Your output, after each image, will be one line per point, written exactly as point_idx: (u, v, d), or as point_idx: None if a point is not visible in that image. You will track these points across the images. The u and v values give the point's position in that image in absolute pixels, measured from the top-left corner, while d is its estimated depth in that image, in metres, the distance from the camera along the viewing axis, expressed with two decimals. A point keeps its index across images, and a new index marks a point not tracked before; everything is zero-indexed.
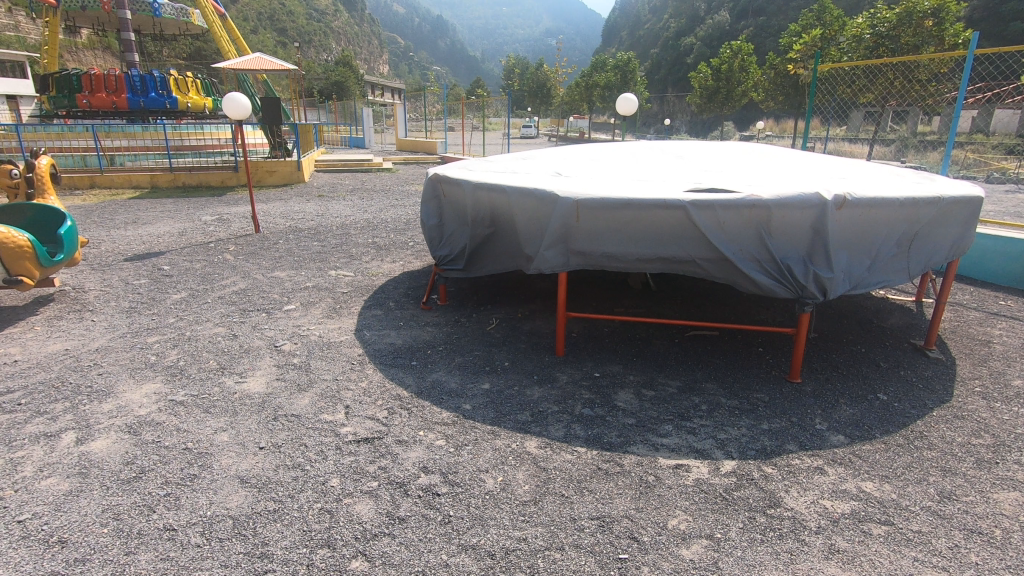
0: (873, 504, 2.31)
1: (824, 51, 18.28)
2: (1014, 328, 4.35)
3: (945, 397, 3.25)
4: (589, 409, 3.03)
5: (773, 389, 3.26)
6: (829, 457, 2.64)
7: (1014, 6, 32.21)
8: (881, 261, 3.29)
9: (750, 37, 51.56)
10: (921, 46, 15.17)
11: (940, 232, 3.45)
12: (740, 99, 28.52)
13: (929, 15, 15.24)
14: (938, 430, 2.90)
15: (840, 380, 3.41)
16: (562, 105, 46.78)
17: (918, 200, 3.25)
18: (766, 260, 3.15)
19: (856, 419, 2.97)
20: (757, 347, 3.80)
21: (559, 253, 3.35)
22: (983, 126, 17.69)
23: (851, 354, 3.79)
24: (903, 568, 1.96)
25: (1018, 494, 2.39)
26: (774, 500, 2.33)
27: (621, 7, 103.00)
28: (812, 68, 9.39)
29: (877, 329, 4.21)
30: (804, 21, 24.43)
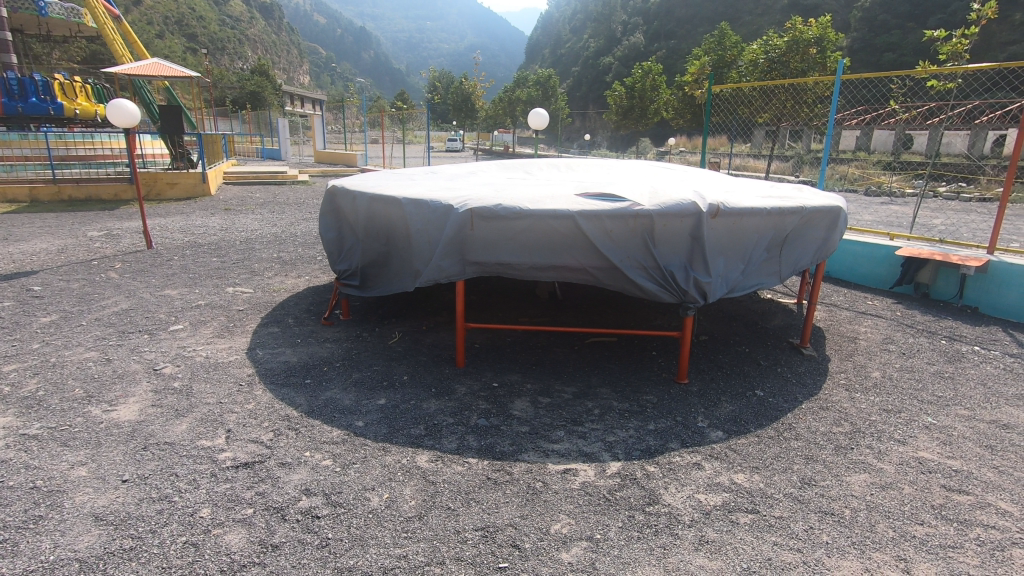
0: (743, 495, 2.46)
1: (725, 75, 19.71)
2: (877, 325, 4.81)
3: (813, 390, 3.55)
4: (484, 419, 3.04)
5: (662, 391, 3.42)
6: (708, 452, 2.78)
7: (885, 40, 36.26)
8: (754, 266, 3.55)
9: (663, 59, 54.37)
10: (808, 71, 16.65)
11: (806, 239, 3.77)
12: (653, 117, 30.07)
13: (814, 43, 16.70)
14: (806, 421, 3.14)
15: (723, 379, 3.62)
16: (487, 120, 47.39)
17: (783, 210, 3.55)
18: (651, 267, 3.30)
19: (735, 415, 3.16)
20: (650, 351, 3.98)
21: (454, 263, 3.34)
22: (863, 145, 19.60)
23: (735, 354, 4.04)
24: (763, 553, 2.10)
25: (867, 476, 2.63)
26: (653, 497, 2.42)
27: (543, 27, 106.23)
28: (707, 90, 9.89)
29: (760, 329, 4.54)
30: (708, 45, 26.06)
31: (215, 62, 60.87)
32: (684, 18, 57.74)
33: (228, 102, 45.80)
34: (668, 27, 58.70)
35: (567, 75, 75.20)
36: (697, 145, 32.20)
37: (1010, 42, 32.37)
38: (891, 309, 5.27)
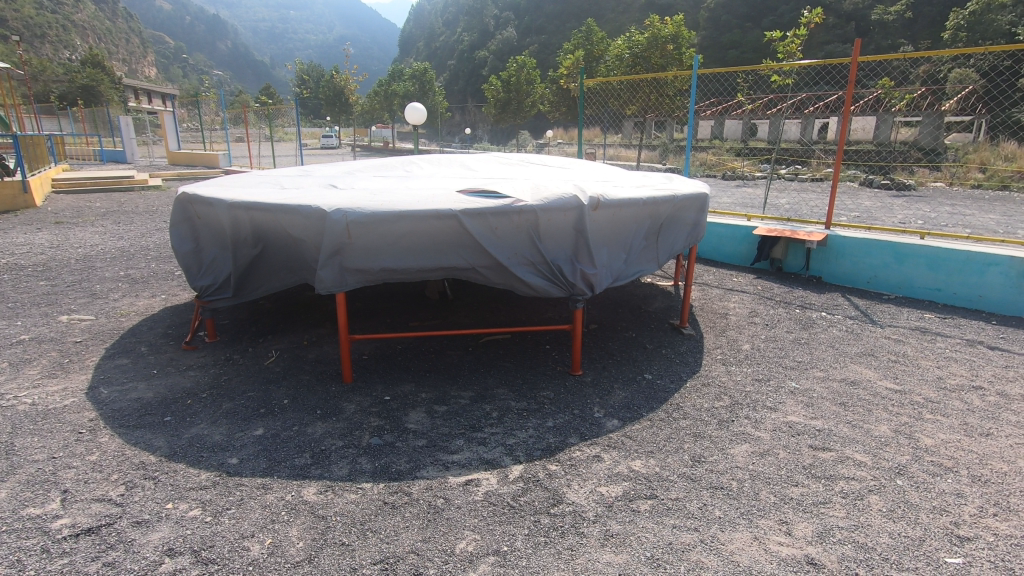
0: (642, 481, 2.51)
1: (594, 69, 20.59)
2: (743, 300, 5.24)
3: (694, 368, 3.76)
4: (377, 437, 2.84)
5: (558, 385, 3.43)
6: (605, 443, 2.83)
7: (728, 39, 40.17)
8: (634, 254, 3.69)
9: (535, 53, 55.74)
10: (667, 66, 17.88)
11: (679, 225, 3.99)
12: (530, 110, 30.74)
13: (670, 40, 17.91)
14: (691, 400, 3.30)
15: (614, 366, 3.72)
16: (363, 115, 45.64)
17: (658, 199, 3.70)
18: (538, 262, 3.30)
19: (627, 401, 3.26)
20: (543, 345, 3.99)
21: (333, 273, 3.08)
22: (718, 134, 21.52)
23: (623, 340, 4.18)
24: (665, 539, 2.15)
25: (748, 445, 2.82)
26: (557, 497, 2.40)
27: (415, 19, 104.34)
28: (580, 83, 10.18)
29: (644, 313, 4.75)
30: (576, 39, 27.05)
31: (32, 51, 52.52)
32: (552, 14, 59.59)
33: (53, 98, 39.73)
34: (538, 23, 60.33)
35: (442, 68, 74.53)
36: (574, 136, 33.45)
37: (826, 41, 37.27)
38: (753, 284, 5.77)
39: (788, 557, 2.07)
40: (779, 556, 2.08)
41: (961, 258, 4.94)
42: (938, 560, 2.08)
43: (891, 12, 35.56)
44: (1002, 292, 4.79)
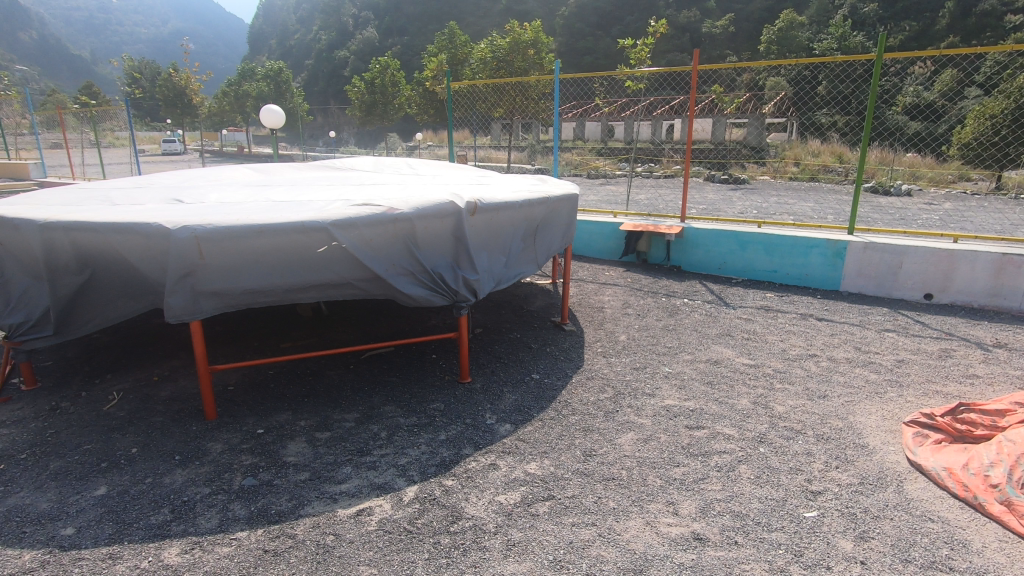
0: (538, 483, 2.53)
1: (460, 72, 20.67)
2: (616, 293, 5.54)
3: (579, 363, 3.89)
4: (252, 477, 2.55)
5: (447, 395, 3.35)
6: (500, 449, 2.81)
7: (583, 45, 42.58)
8: (513, 257, 3.74)
9: (398, 54, 54.76)
10: (529, 69, 18.45)
11: (553, 225, 4.11)
12: (397, 112, 30.12)
13: (531, 45, 18.52)
14: (578, 395, 3.41)
15: (502, 369, 3.72)
16: (211, 117, 41.59)
17: (532, 201, 3.77)
18: (418, 271, 3.21)
19: (518, 404, 3.27)
20: (429, 355, 3.89)
21: (185, 299, 2.71)
22: (580, 135, 22.71)
23: (509, 342, 4.21)
24: (565, 540, 2.17)
25: (633, 432, 2.97)
26: (456, 513, 2.33)
27: (264, 14, 97.35)
28: (445, 86, 10.14)
29: (526, 314, 4.82)
30: (439, 41, 26.94)
31: None
32: (413, 16, 58.97)
33: None
34: (399, 24, 59.34)
35: (299, 68, 70.48)
36: (443, 139, 33.34)
37: (666, 51, 41.01)
38: (624, 277, 6.14)
39: (676, 537, 2.20)
40: (669, 537, 2.20)
41: (790, 243, 5.66)
42: (798, 516, 2.33)
43: (717, 27, 40.16)
44: (823, 270, 5.56)
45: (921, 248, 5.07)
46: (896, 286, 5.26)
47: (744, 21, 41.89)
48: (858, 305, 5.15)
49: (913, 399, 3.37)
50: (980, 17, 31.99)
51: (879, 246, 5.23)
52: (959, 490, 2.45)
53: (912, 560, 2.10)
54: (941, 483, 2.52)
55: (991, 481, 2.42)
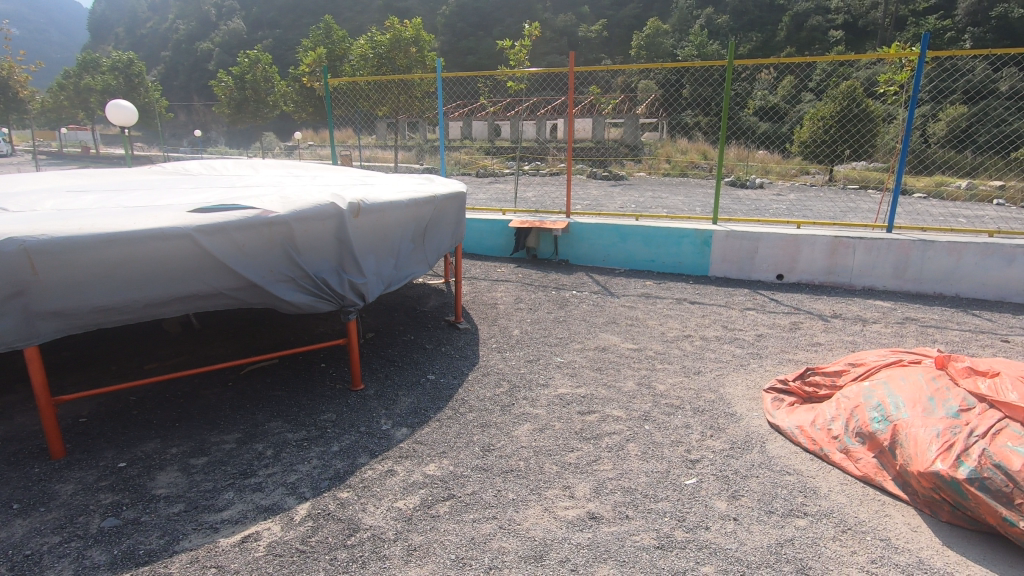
0: (437, 484, 2.51)
1: (339, 69, 19.81)
2: (508, 289, 5.64)
3: (474, 360, 3.91)
4: (113, 517, 2.27)
5: (339, 404, 3.22)
6: (397, 454, 2.75)
7: (465, 44, 42.70)
8: (402, 259, 3.67)
9: (269, 48, 51.32)
10: (412, 68, 18.14)
11: (442, 224, 4.09)
12: (271, 110, 28.26)
13: (412, 43, 18.21)
14: (474, 392, 3.43)
15: (396, 373, 3.64)
16: (44, 113, 36.17)
17: (419, 201, 3.71)
18: (299, 278, 3.04)
19: (414, 406, 3.22)
20: (317, 364, 3.70)
21: (16, 322, 2.34)
22: (467, 134, 22.79)
23: (402, 344, 4.12)
24: (467, 537, 2.17)
25: (529, 423, 3.05)
26: (353, 525, 2.24)
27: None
28: (322, 82, 9.68)
29: (418, 315, 4.75)
30: (314, 36, 25.64)
31: None
32: (285, 9, 55.70)
33: None
34: (269, 17, 55.73)
35: (154, 60, 63.60)
36: (324, 138, 31.84)
37: (545, 53, 42.40)
38: (515, 272, 6.26)
39: (573, 519, 2.29)
40: (567, 519, 2.29)
41: (665, 234, 6.11)
42: (680, 484, 2.53)
43: (592, 31, 42.31)
44: (694, 257, 6.07)
45: (772, 234, 5.71)
46: (754, 269, 5.87)
47: (615, 28, 44.59)
48: (724, 287, 5.68)
49: (771, 368, 3.79)
50: (810, 32, 36.84)
51: (739, 234, 5.82)
52: (809, 444, 2.80)
53: (774, 510, 2.37)
54: (795, 440, 2.86)
55: (832, 433, 2.78)
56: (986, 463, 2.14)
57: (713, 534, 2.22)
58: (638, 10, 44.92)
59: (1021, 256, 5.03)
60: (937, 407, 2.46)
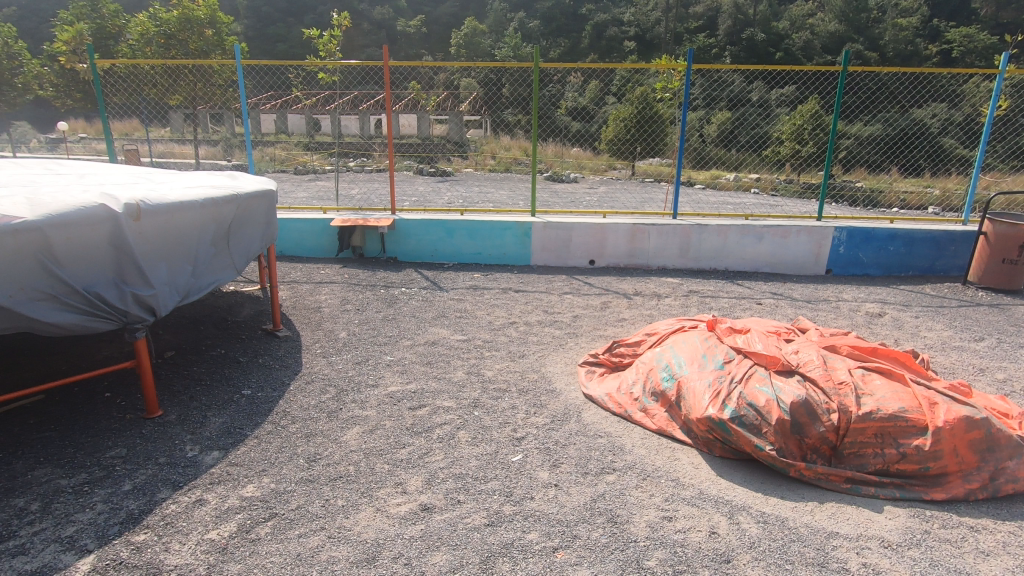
0: (256, 506, 2.32)
1: (113, 48, 16.86)
2: (333, 291, 5.39)
3: (296, 368, 3.67)
4: None
5: (131, 436, 2.79)
6: (207, 481, 2.48)
7: (272, 30, 39.26)
8: (201, 265, 3.29)
9: (11, 18, 41.68)
10: (208, 52, 16.12)
11: (250, 225, 3.76)
12: (21, 95, 23.04)
13: (207, 25, 16.16)
14: (296, 402, 3.22)
15: (203, 393, 3.27)
16: None
17: (217, 201, 3.36)
18: (65, 294, 2.57)
19: (227, 426, 2.93)
20: (100, 394, 3.16)
21: None
22: (282, 128, 21.08)
23: (210, 360, 3.71)
24: (294, 555, 2.05)
25: (358, 427, 2.97)
26: (154, 569, 1.98)
27: None
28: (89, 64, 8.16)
29: (230, 326, 4.31)
30: (76, 8, 21.44)
31: None
32: None
33: None
34: None
35: None
36: (99, 129, 26.93)
37: (363, 45, 40.91)
38: (340, 273, 6.00)
39: (406, 514, 2.29)
40: (399, 515, 2.28)
41: (488, 227, 6.35)
42: (508, 463, 2.68)
43: (411, 25, 41.97)
44: (516, 248, 6.40)
45: (582, 224, 6.28)
46: (569, 256, 6.40)
47: (433, 25, 44.76)
48: (544, 275, 6.10)
49: (585, 345, 4.19)
50: (608, 41, 40.97)
51: (554, 224, 6.29)
52: (615, 408, 3.15)
53: (589, 471, 2.63)
54: (604, 405, 3.20)
55: (633, 396, 3.17)
56: (742, 403, 2.64)
57: (538, 502, 2.40)
58: (454, 9, 45.64)
59: (767, 234, 6.21)
60: (708, 361, 2.94)
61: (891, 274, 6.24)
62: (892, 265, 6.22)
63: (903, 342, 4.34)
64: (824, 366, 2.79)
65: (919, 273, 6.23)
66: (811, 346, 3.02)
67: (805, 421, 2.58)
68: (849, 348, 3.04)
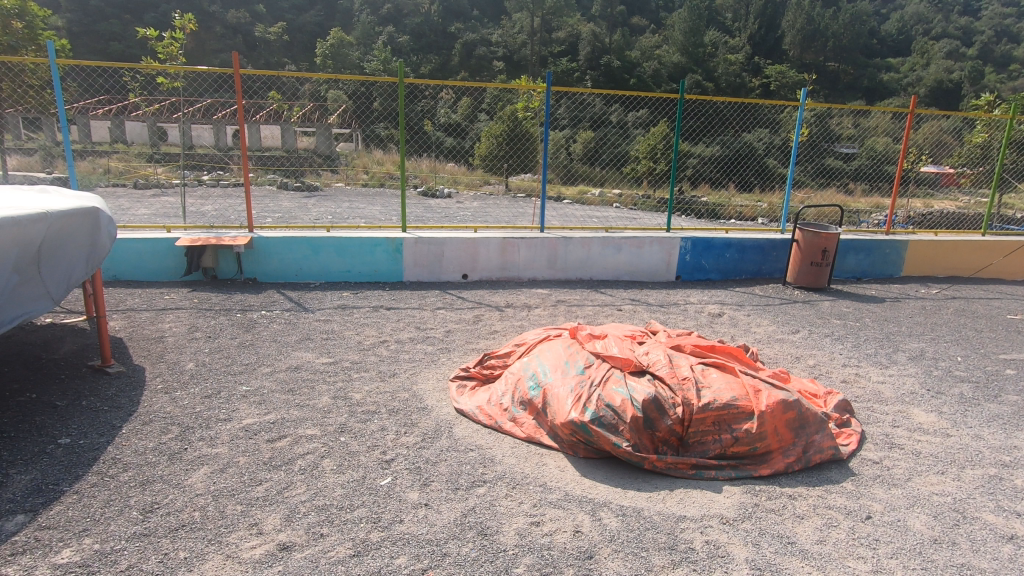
0: (77, 573, 2.01)
1: None
2: (180, 318, 4.86)
3: (130, 408, 3.24)
4: None
5: None
6: (10, 552, 2.10)
7: (103, 26, 34.71)
8: None
9: None
10: (18, 47, 13.82)
11: (70, 247, 3.28)
12: None
13: (16, 16, 13.86)
14: (130, 445, 2.85)
15: (7, 447, 2.76)
16: None
17: (20, 221, 2.89)
18: None
19: (37, 483, 2.50)
20: None
21: None
22: (118, 136, 18.69)
23: (17, 407, 3.15)
24: None
25: (207, 467, 2.69)
26: None
27: None
28: None
29: (44, 364, 3.70)
30: None
31: None
32: None
33: None
34: None
35: None
36: None
37: (217, 49, 37.79)
38: (189, 297, 5.44)
39: (261, 557, 2.12)
40: (253, 560, 2.11)
41: (357, 243, 6.14)
42: (375, 487, 2.59)
43: (270, 32, 39.55)
44: (387, 264, 6.26)
45: (454, 238, 6.31)
46: (442, 270, 6.39)
47: (295, 33, 42.68)
48: (417, 291, 6.04)
49: (457, 359, 4.19)
50: (478, 60, 41.96)
51: (425, 239, 6.25)
52: (486, 420, 3.19)
53: (460, 486, 2.63)
54: (476, 418, 3.22)
55: (503, 406, 3.24)
56: (601, 405, 2.82)
57: (406, 525, 2.34)
58: (318, 18, 43.92)
59: (625, 245, 6.71)
60: (571, 367, 3.09)
61: (728, 278, 7.05)
62: (728, 270, 7.02)
63: (738, 338, 4.91)
64: (669, 364, 3.06)
65: (750, 276, 7.11)
66: (659, 347, 3.30)
67: (655, 417, 2.82)
68: (692, 346, 3.36)
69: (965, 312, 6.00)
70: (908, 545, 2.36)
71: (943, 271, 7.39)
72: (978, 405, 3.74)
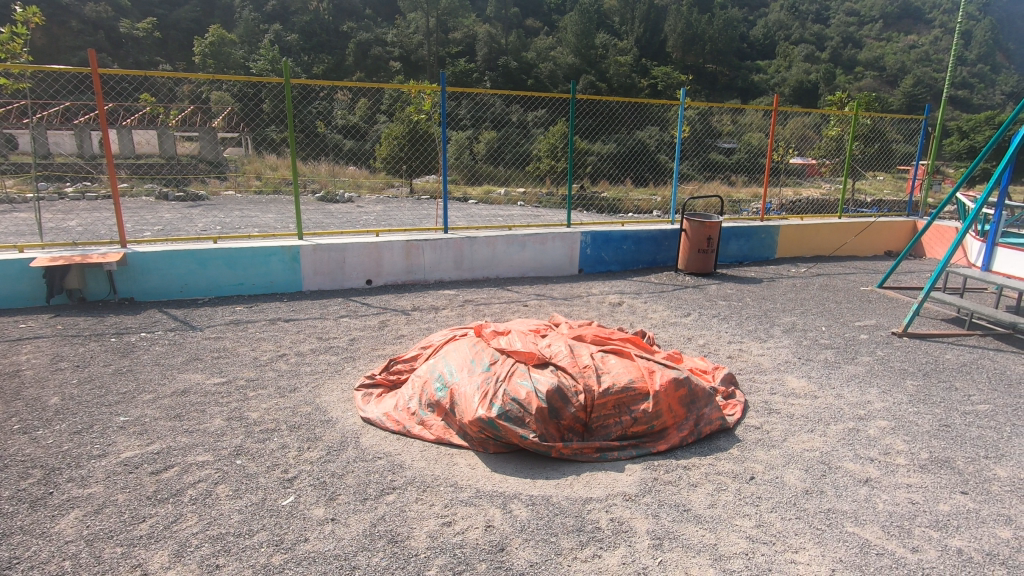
0: None
1: None
2: (39, 348, 4.31)
3: None
4: None
5: None
6: None
7: None
8: None
9: None
10: None
11: None
12: None
13: None
14: None
15: None
16: None
17: None
18: None
19: None
20: None
21: None
22: None
23: None
24: None
25: (77, 510, 2.42)
26: None
27: None
28: None
29: None
30: None
31: None
32: None
33: None
34: None
35: None
36: None
37: (74, 46, 33.92)
38: (51, 324, 4.85)
39: None
40: None
41: (248, 254, 5.77)
42: (276, 508, 2.46)
43: (138, 28, 36.09)
44: (284, 274, 5.95)
45: (355, 243, 6.13)
46: (344, 278, 6.18)
47: (168, 30, 39.27)
48: (319, 300, 5.80)
49: (363, 367, 4.08)
50: (373, 60, 40.94)
51: (324, 246, 6.01)
52: (394, 426, 3.14)
53: (369, 496, 2.57)
54: (383, 426, 3.16)
55: (411, 411, 3.20)
56: (506, 399, 2.87)
57: (312, 543, 2.25)
58: (193, 13, 40.69)
59: (528, 241, 6.85)
60: (476, 365, 3.11)
61: (627, 269, 7.42)
62: (627, 261, 7.40)
63: (636, 325, 5.20)
64: (570, 354, 3.18)
65: (646, 266, 7.53)
66: (560, 338, 3.41)
67: (560, 406, 2.91)
68: (593, 335, 3.51)
69: (828, 287, 6.75)
70: (785, 498, 2.62)
71: (809, 251, 8.25)
72: (839, 367, 4.24)
